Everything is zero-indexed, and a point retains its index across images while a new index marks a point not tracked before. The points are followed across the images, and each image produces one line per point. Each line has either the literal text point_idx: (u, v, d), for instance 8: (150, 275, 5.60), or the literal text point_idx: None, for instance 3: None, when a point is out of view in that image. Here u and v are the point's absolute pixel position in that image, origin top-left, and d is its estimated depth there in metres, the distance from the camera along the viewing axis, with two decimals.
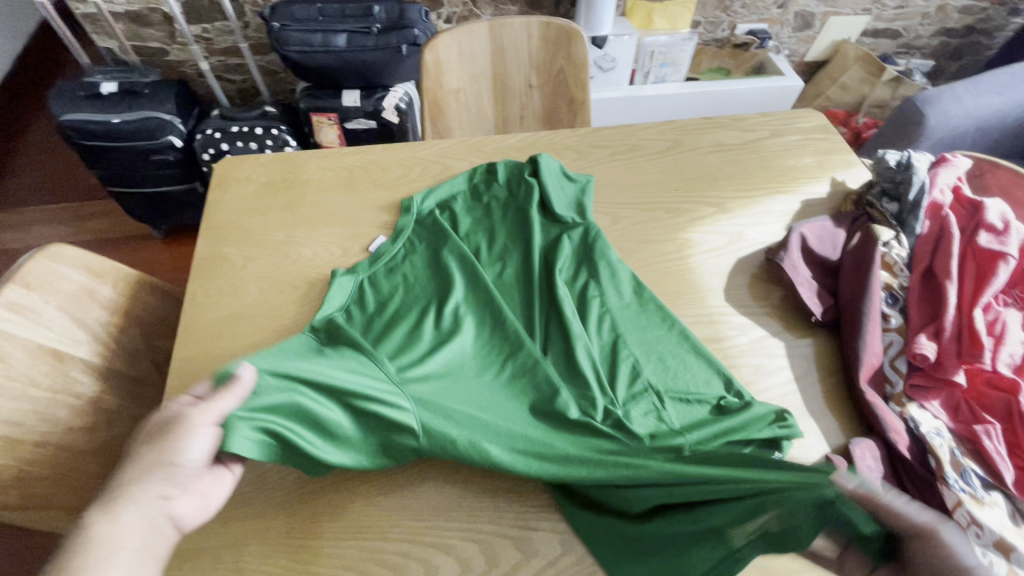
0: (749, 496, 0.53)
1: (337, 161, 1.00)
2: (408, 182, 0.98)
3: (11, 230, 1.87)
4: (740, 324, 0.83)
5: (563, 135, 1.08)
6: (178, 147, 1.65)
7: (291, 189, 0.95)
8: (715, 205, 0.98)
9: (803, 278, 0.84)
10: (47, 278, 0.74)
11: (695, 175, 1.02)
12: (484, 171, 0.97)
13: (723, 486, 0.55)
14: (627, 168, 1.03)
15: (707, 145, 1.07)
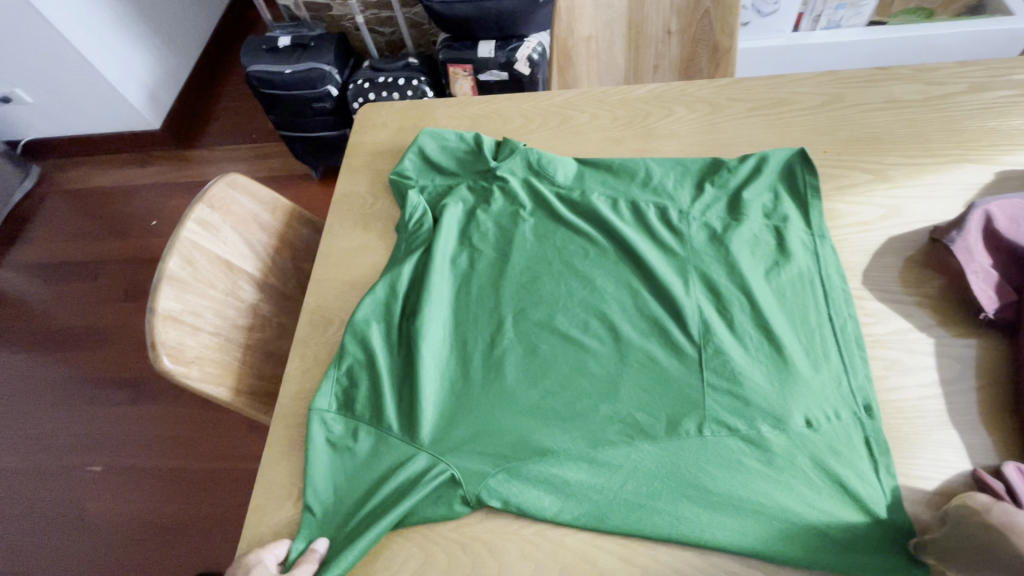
0: (820, 462, 0.59)
1: (463, 110, 1.04)
2: (526, 135, 0.99)
3: (213, 165, 2.29)
4: (878, 312, 0.72)
5: (701, 87, 0.98)
6: (334, 96, 1.85)
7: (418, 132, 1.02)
8: (873, 171, 0.84)
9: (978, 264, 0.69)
10: (225, 201, 0.89)
11: (853, 136, 0.88)
12: (475, 151, 0.83)
13: (745, 511, 0.57)
14: (767, 126, 0.92)
15: (875, 100, 0.91)
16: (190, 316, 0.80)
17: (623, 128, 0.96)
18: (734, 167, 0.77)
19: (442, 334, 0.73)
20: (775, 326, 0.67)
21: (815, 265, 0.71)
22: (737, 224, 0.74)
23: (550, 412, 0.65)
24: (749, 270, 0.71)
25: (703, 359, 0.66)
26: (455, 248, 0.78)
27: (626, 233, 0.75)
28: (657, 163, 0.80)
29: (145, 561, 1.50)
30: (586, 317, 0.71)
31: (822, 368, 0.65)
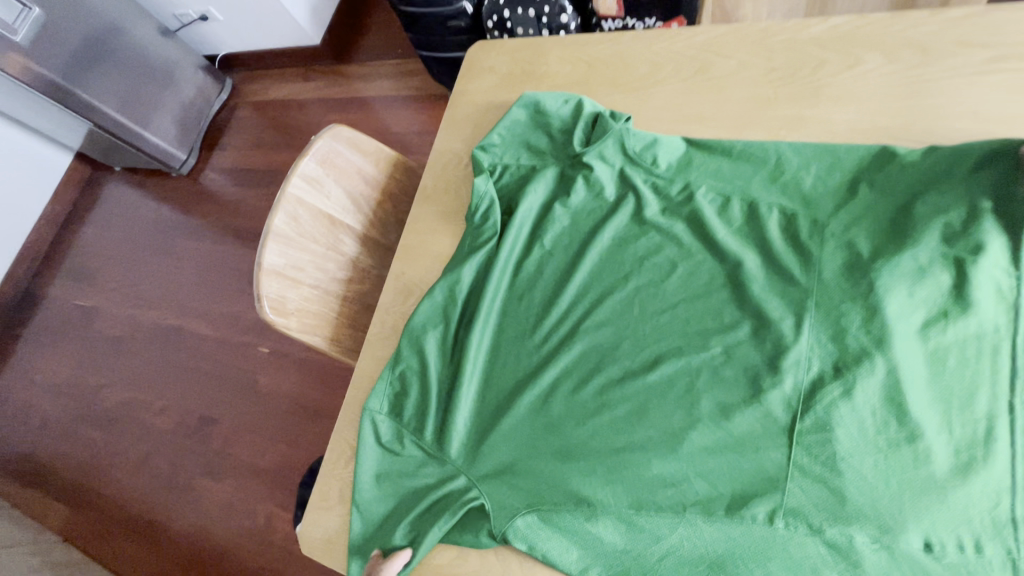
0: None
1: (578, 52, 0.88)
2: (650, 87, 0.81)
3: (361, 82, 2.39)
4: None
5: (911, 23, 0.69)
6: (470, 13, 1.73)
7: (524, 80, 0.90)
8: None
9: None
10: (329, 155, 0.90)
11: None
12: (563, 141, 0.80)
13: None
14: (1011, 92, 0.63)
15: None
16: (293, 270, 0.85)
17: (781, 84, 0.73)
18: (908, 166, 0.62)
19: (499, 345, 0.73)
20: (913, 407, 0.54)
21: (1008, 326, 0.55)
22: (892, 251, 0.59)
23: (598, 453, 0.62)
24: (895, 316, 0.57)
25: (799, 427, 0.57)
26: (523, 242, 0.78)
27: (729, 251, 0.67)
28: (793, 149, 0.68)
29: (296, 433, 1.82)
30: (657, 353, 0.65)
31: (970, 480, 0.51)
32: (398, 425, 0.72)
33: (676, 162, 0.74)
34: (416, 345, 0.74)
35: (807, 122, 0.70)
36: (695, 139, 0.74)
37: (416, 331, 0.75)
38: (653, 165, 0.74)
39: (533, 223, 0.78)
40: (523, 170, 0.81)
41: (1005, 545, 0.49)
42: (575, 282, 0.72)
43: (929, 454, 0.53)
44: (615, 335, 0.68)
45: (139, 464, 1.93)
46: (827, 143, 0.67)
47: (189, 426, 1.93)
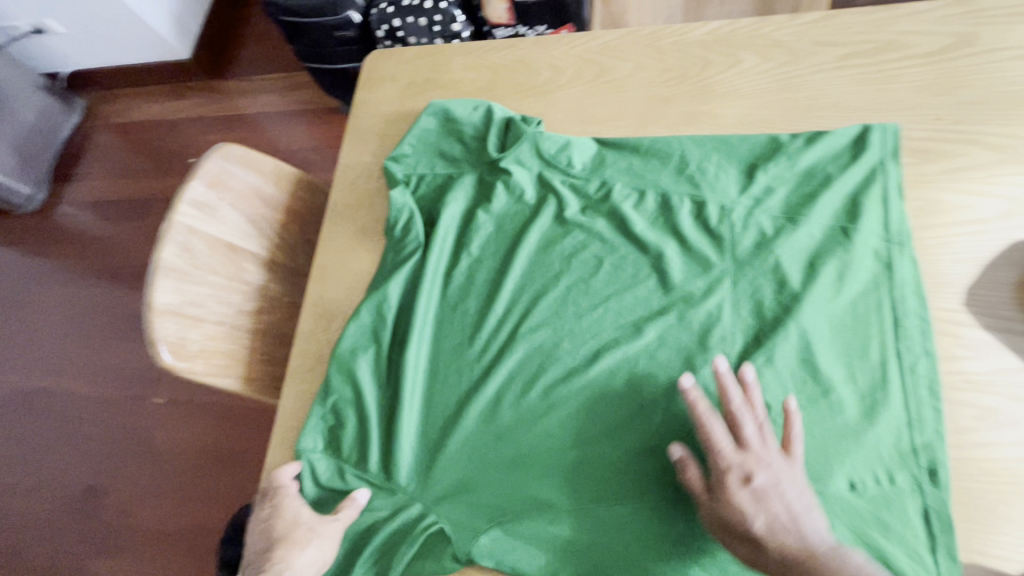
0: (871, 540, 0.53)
1: (481, 59, 0.88)
2: (555, 90, 0.83)
3: (242, 98, 2.20)
4: (979, 343, 0.59)
5: (776, 27, 0.78)
6: (358, 23, 1.66)
7: (430, 88, 0.88)
8: (1000, 150, 0.65)
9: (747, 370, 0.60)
10: (221, 177, 0.82)
11: (977, 98, 0.68)
12: (478, 145, 0.79)
13: None
14: (863, 81, 0.73)
15: (1019, 46, 0.69)
16: (191, 308, 0.76)
17: (675, 84, 0.79)
18: (794, 154, 0.70)
19: (437, 360, 0.71)
20: (822, 364, 0.60)
21: (886, 280, 0.63)
22: (790, 229, 0.67)
23: (553, 453, 0.62)
24: (799, 284, 0.64)
25: (733, 399, 0.61)
26: (450, 252, 0.76)
27: (650, 242, 0.70)
28: (693, 143, 0.73)
29: (207, 489, 1.58)
30: (596, 347, 0.67)
31: (879, 420, 0.57)
32: (338, 461, 0.67)
33: (591, 162, 0.76)
34: (348, 372, 0.69)
35: (702, 118, 0.76)
36: (605, 139, 0.77)
37: (345, 358, 0.70)
38: (570, 166, 0.76)
39: (459, 231, 0.77)
40: (441, 180, 0.79)
41: (911, 472, 0.54)
42: (508, 286, 0.72)
43: (841, 403, 0.59)
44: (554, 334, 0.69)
45: (9, 557, 1.61)
46: (721, 135, 0.74)
47: (74, 501, 1.65)
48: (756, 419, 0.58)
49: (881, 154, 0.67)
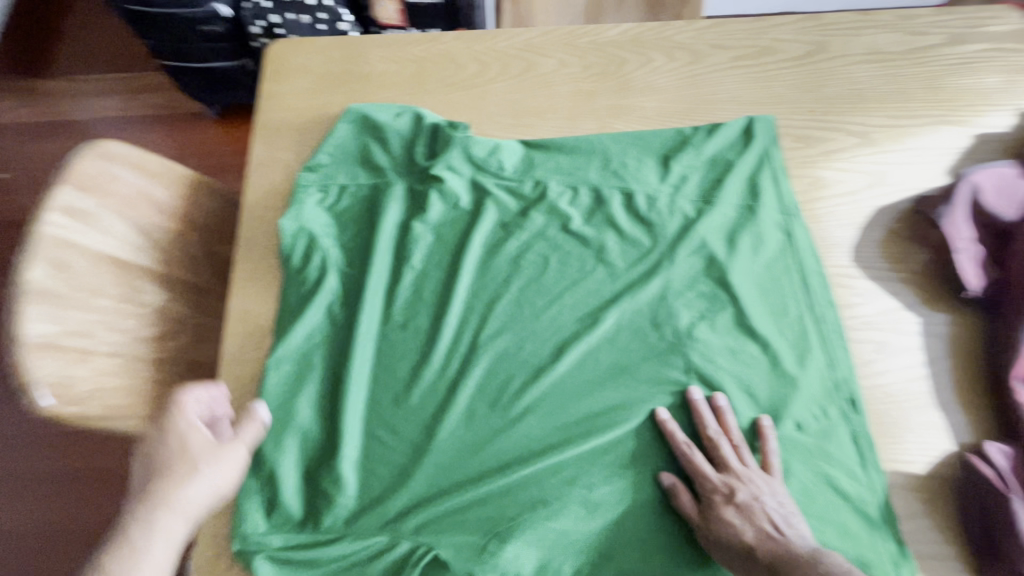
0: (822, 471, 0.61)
1: (402, 51, 0.85)
2: (483, 84, 0.83)
3: (67, 99, 1.81)
4: (867, 291, 0.70)
5: (675, 31, 0.87)
6: (225, 16, 1.44)
7: (350, 81, 0.83)
8: (857, 134, 0.80)
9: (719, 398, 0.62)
10: (100, 179, 0.68)
11: (836, 93, 0.82)
12: (404, 154, 0.77)
13: None
14: (751, 78, 0.84)
15: (857, 52, 0.86)
16: (76, 338, 0.62)
17: (596, 79, 0.84)
18: (699, 145, 0.77)
19: (388, 379, 0.66)
20: (758, 328, 0.67)
21: (790, 247, 0.71)
22: (708, 210, 0.73)
23: (536, 454, 0.62)
24: (726, 260, 0.70)
25: (690, 369, 0.65)
26: (388, 264, 0.72)
27: (589, 236, 0.73)
28: (612, 141, 0.78)
29: None
30: (558, 343, 0.67)
31: (808, 366, 0.65)
32: (301, 509, 0.60)
33: (518, 162, 0.78)
34: (287, 412, 0.63)
35: (625, 111, 0.82)
36: (529, 141, 0.79)
37: (278, 397, 0.64)
38: (500, 164, 0.77)
39: (389, 242, 0.73)
40: (365, 192, 0.75)
41: (836, 407, 0.63)
42: (457, 291, 0.70)
43: (778, 356, 0.66)
44: (514, 332, 0.68)
45: None
46: (635, 131, 0.79)
47: None
48: (735, 443, 0.60)
49: (764, 141, 0.77)
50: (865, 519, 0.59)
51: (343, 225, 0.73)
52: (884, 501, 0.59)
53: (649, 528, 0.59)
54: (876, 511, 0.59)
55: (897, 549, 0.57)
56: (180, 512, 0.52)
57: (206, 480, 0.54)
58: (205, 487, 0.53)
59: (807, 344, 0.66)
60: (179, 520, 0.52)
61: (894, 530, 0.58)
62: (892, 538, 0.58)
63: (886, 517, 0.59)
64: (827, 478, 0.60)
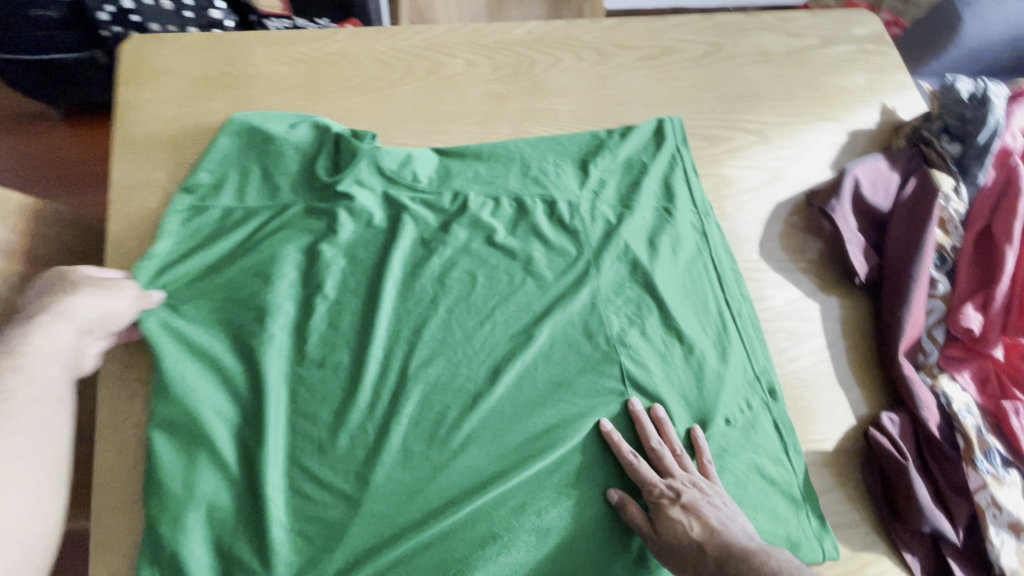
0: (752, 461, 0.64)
1: (290, 51, 0.77)
2: (388, 87, 0.77)
3: None
4: (775, 283, 0.75)
5: (581, 31, 0.86)
6: None
7: (233, 91, 0.74)
8: (755, 132, 0.85)
9: (660, 408, 0.63)
10: None
11: (734, 92, 0.86)
12: (303, 169, 0.69)
13: None
14: (657, 78, 0.85)
15: (748, 53, 0.90)
16: None
17: (508, 81, 0.81)
18: (614, 148, 0.77)
19: (309, 426, 0.59)
20: (685, 329, 0.68)
21: (706, 246, 0.74)
22: (629, 214, 0.73)
23: (480, 486, 0.59)
24: (649, 262, 0.71)
25: (626, 376, 0.65)
26: (297, 297, 0.64)
27: (515, 248, 0.70)
28: (529, 147, 0.76)
29: None
30: (494, 364, 0.64)
31: (731, 361, 0.68)
32: None
33: (434, 174, 0.73)
34: (187, 483, 0.54)
35: (539, 114, 0.80)
36: (444, 150, 0.75)
37: (174, 466, 0.55)
38: (415, 176, 0.72)
39: (296, 272, 0.65)
40: (263, 216, 0.66)
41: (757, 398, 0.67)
42: (380, 319, 0.64)
43: (705, 354, 0.68)
44: (446, 357, 0.64)
45: None
46: (552, 136, 0.78)
47: None
48: (676, 451, 0.62)
49: (675, 142, 0.79)
50: (790, 500, 0.64)
51: (239, 256, 0.64)
52: (804, 481, 0.65)
53: (602, 543, 0.59)
54: (799, 490, 0.64)
55: (819, 522, 0.63)
56: (66, 321, 0.53)
57: (99, 300, 0.56)
58: (97, 306, 0.55)
59: (729, 340, 0.69)
60: (67, 327, 0.53)
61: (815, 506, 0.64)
62: (813, 513, 0.63)
63: (808, 496, 0.64)
64: (756, 468, 0.64)
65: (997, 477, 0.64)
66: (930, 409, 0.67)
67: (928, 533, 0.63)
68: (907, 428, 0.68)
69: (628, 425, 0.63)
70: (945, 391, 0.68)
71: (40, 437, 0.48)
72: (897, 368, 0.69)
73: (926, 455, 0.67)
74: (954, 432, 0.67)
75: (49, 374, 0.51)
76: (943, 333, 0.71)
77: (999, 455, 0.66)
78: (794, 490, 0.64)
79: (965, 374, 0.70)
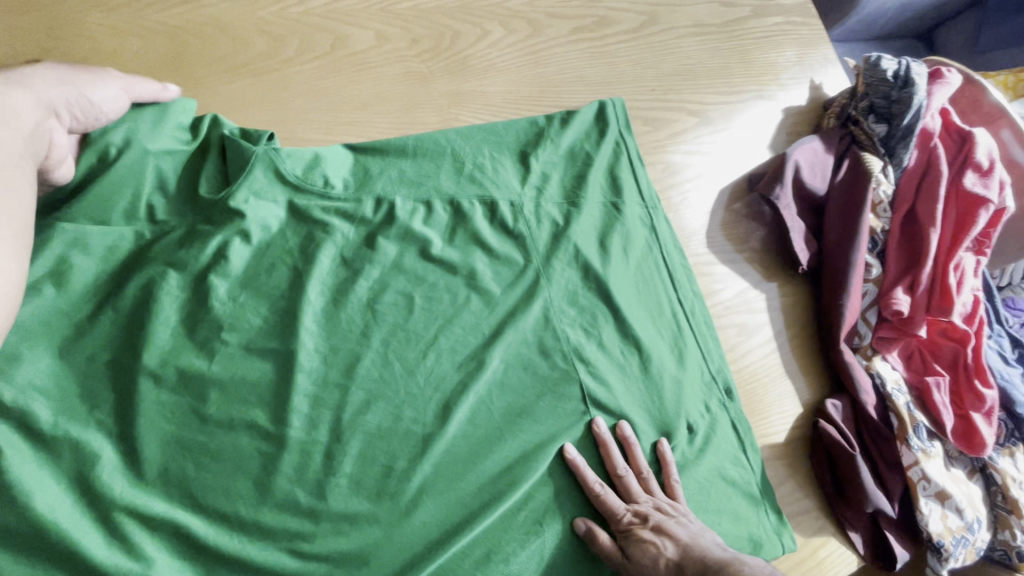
0: (715, 467, 0.63)
1: (145, 19, 0.62)
2: (281, 69, 0.65)
3: None
4: (723, 276, 0.74)
5: None
6: None
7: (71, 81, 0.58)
8: (696, 113, 0.80)
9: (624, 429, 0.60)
10: None
11: (673, 69, 0.81)
12: (182, 182, 0.56)
13: None
14: (594, 53, 0.77)
15: (686, 23, 0.84)
16: None
17: (429, 59, 0.70)
18: (556, 137, 0.69)
19: (222, 504, 0.48)
20: (642, 338, 0.64)
21: (655, 242, 0.69)
22: (576, 213, 0.67)
23: (440, 540, 0.52)
24: (600, 267, 0.66)
25: (587, 395, 0.60)
26: (191, 344, 0.52)
27: (454, 260, 0.61)
28: (462, 137, 0.66)
29: None
30: (443, 399, 0.57)
31: (689, 366, 0.66)
32: None
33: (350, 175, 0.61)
34: None
35: (468, 98, 0.70)
36: (358, 145, 0.63)
37: None
38: (326, 177, 0.60)
39: (185, 314, 0.53)
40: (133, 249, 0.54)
41: (715, 399, 0.66)
42: (300, 363, 0.53)
43: (663, 360, 0.65)
44: (385, 397, 0.55)
45: None
46: (485, 124, 0.68)
47: None
48: (641, 474, 0.59)
49: (618, 127, 0.72)
50: (751, 500, 0.64)
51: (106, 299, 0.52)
52: (762, 479, 0.65)
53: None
54: (759, 491, 0.64)
55: (777, 518, 0.64)
56: (25, 87, 0.46)
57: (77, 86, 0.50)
58: (61, 81, 0.49)
59: (685, 343, 0.67)
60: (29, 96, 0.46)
61: (772, 502, 0.64)
62: (771, 511, 0.64)
63: (765, 492, 0.64)
64: (718, 474, 0.63)
65: (925, 451, 0.68)
66: (868, 392, 0.70)
67: (869, 511, 0.66)
68: (848, 412, 0.70)
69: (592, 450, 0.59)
70: (879, 372, 0.72)
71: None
72: (839, 354, 0.70)
73: (866, 436, 0.70)
74: (888, 410, 0.71)
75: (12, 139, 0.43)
76: (875, 314, 0.74)
77: (925, 429, 0.70)
78: (753, 490, 0.64)
79: (894, 353, 0.74)
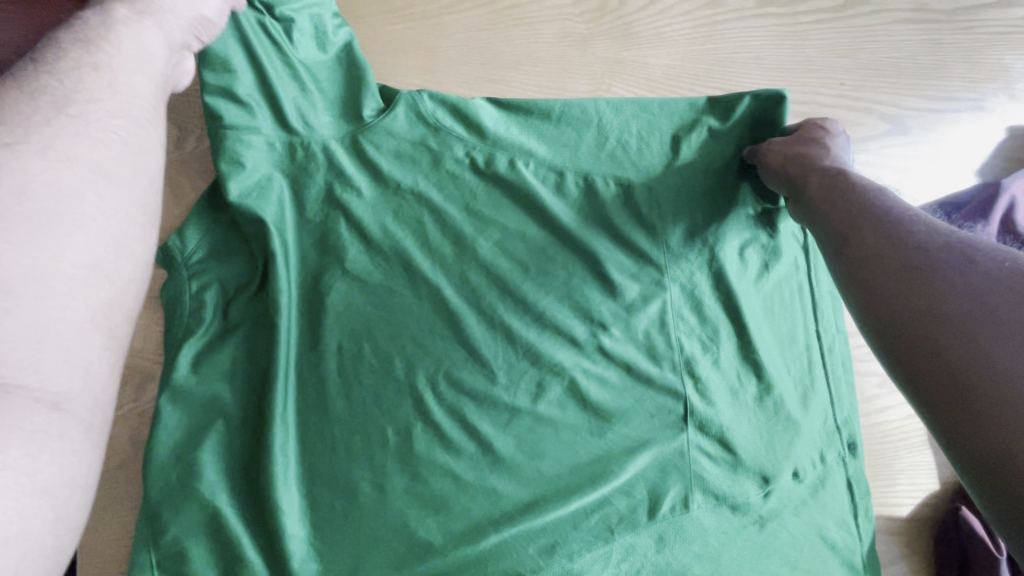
0: (815, 520, 0.57)
1: None
2: (441, 20, 0.64)
3: None
4: None
5: None
6: None
7: None
8: (888, 121, 0.68)
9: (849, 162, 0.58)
10: None
11: (873, 63, 0.68)
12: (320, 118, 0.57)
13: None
14: (779, 34, 0.67)
15: (907, 5, 0.69)
16: None
17: (591, 21, 0.65)
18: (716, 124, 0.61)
19: (322, 421, 0.53)
20: (765, 363, 0.58)
21: (803, 263, 0.62)
22: (721, 215, 0.60)
23: (511, 515, 0.52)
24: (734, 278, 0.59)
25: (689, 412, 0.56)
26: (316, 275, 0.56)
27: (579, 240, 0.58)
28: (611, 109, 0.61)
29: None
30: (540, 377, 0.55)
31: (813, 407, 0.59)
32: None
33: (490, 132, 0.59)
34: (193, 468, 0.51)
35: (624, 69, 0.65)
36: (505, 102, 0.61)
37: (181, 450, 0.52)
38: (470, 136, 0.59)
39: (321, 247, 0.56)
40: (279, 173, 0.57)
41: (836, 448, 0.59)
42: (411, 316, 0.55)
43: (785, 396, 0.58)
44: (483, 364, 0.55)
45: None
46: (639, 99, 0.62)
47: None
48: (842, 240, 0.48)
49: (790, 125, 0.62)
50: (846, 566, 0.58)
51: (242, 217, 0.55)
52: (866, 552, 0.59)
53: None
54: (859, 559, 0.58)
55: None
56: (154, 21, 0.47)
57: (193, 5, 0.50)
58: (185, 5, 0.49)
59: (811, 380, 0.60)
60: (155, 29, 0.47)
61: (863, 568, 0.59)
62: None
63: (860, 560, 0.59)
64: (817, 528, 0.57)
65: None
66: None
67: None
68: None
69: (786, 143, 0.58)
70: None
71: (123, 157, 0.40)
72: None
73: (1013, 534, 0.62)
74: None
75: (140, 73, 0.45)
76: None
77: None
78: (848, 552, 0.58)
79: None
